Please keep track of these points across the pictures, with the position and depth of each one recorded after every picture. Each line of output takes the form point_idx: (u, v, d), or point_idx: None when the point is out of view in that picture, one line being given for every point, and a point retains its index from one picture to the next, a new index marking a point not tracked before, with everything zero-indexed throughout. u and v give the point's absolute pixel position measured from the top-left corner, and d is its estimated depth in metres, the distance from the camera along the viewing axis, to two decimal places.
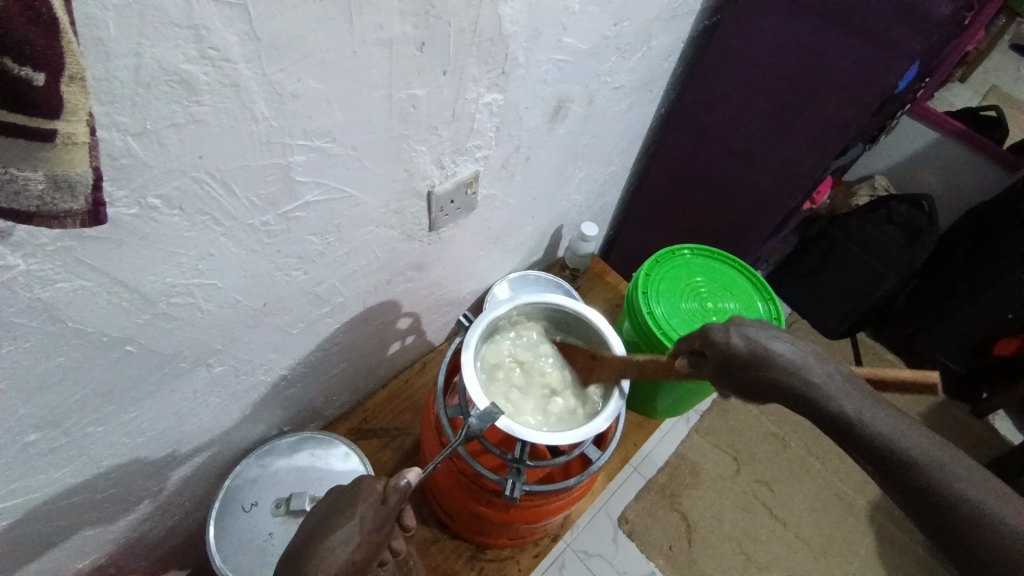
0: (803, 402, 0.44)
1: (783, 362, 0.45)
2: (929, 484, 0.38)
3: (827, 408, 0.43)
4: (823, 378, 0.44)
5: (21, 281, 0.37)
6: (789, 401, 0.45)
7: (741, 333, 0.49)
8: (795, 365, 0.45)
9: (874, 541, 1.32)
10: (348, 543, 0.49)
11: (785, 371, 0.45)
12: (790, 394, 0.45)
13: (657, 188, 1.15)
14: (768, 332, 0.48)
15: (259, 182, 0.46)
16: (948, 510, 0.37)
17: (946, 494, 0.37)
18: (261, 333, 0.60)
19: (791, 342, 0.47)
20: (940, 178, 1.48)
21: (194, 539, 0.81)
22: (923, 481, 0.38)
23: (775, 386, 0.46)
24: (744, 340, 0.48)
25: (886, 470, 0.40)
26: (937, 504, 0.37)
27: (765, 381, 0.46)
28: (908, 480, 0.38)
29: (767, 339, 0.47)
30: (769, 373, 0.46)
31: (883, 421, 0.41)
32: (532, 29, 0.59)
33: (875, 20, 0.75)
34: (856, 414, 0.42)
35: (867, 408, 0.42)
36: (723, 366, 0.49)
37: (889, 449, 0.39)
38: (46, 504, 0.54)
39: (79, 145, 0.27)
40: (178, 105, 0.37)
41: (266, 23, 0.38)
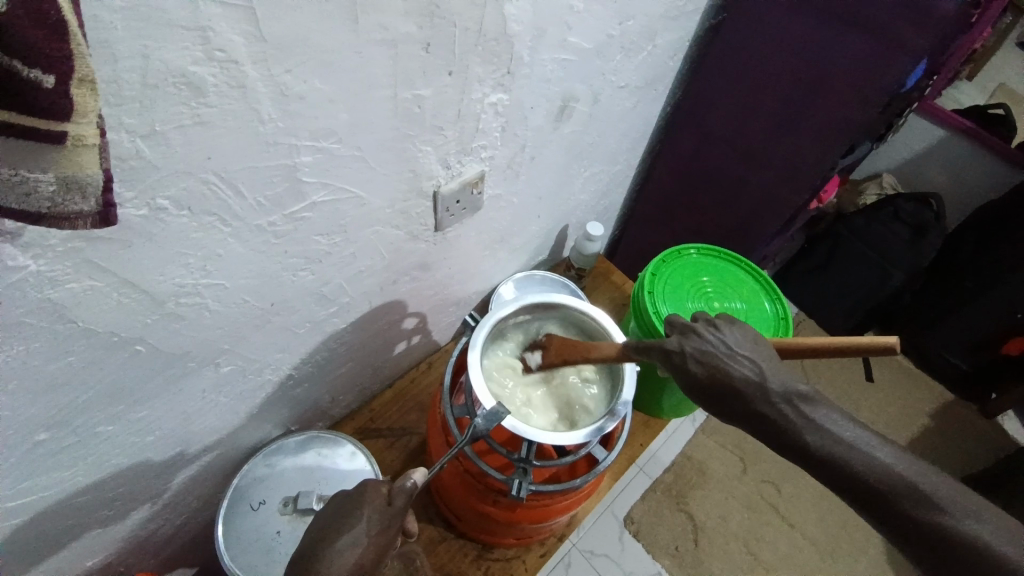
0: (777, 431, 0.49)
1: (749, 392, 0.50)
2: (900, 504, 0.45)
3: (800, 440, 0.48)
4: (787, 405, 0.49)
5: (32, 281, 0.38)
6: (769, 433, 0.49)
7: (698, 357, 0.52)
8: (761, 394, 0.49)
9: (882, 542, 1.31)
10: (355, 548, 0.49)
11: (754, 399, 0.50)
12: (764, 423, 0.49)
13: (662, 187, 1.15)
14: (725, 354, 0.52)
15: (266, 182, 0.47)
16: (923, 524, 0.44)
17: (916, 512, 0.44)
18: (267, 333, 0.60)
19: (751, 363, 0.51)
20: (948, 176, 1.47)
21: (203, 538, 0.81)
22: (893, 502, 0.45)
23: (752, 416, 0.50)
24: (704, 368, 0.52)
25: (863, 497, 0.46)
26: (909, 521, 0.45)
27: (736, 408, 0.51)
28: (882, 501, 0.45)
29: (730, 365, 0.51)
30: (741, 403, 0.50)
31: (854, 446, 0.47)
32: (537, 28, 0.59)
33: (878, 17, 0.75)
34: (828, 445, 0.47)
35: (839, 439, 0.47)
36: (692, 390, 0.52)
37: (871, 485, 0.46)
38: (55, 502, 0.55)
39: (88, 146, 0.27)
40: (185, 106, 0.37)
41: (272, 24, 0.38)
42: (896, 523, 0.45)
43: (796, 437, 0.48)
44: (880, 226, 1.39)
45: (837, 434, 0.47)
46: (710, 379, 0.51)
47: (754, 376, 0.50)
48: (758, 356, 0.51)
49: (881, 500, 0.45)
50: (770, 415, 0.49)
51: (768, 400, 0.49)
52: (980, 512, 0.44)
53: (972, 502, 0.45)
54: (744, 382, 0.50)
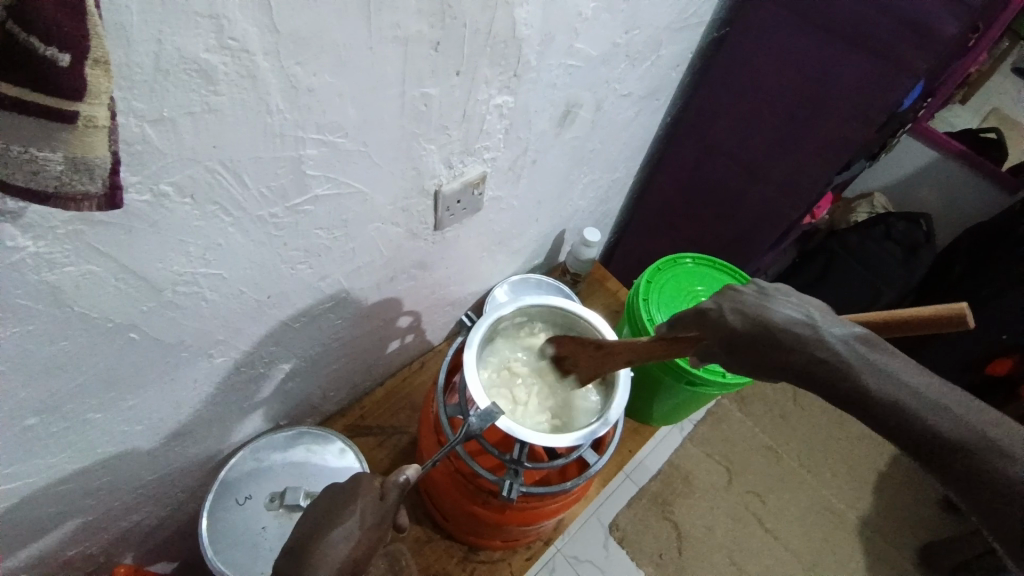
0: (822, 375, 0.42)
1: (793, 334, 0.44)
2: (964, 452, 0.36)
3: (849, 381, 0.41)
4: (839, 344, 0.42)
5: (29, 263, 0.37)
6: (816, 380, 0.42)
7: (737, 308, 0.48)
8: (812, 336, 0.43)
9: (863, 556, 1.33)
10: (348, 541, 0.49)
11: (800, 342, 0.43)
12: (804, 364, 0.43)
13: (659, 196, 1.16)
14: (764, 300, 0.47)
15: (270, 174, 0.47)
16: (1003, 481, 0.34)
17: (992, 464, 0.35)
18: (263, 325, 0.60)
19: (799, 307, 0.45)
20: (939, 197, 1.50)
21: (186, 530, 0.80)
22: (962, 451, 0.36)
23: (795, 362, 0.43)
24: (740, 317, 0.47)
25: (918, 444, 0.37)
26: (982, 476, 0.35)
27: (774, 351, 0.45)
28: (938, 449, 0.37)
29: (769, 310, 0.46)
30: (776, 346, 0.45)
31: (916, 390, 0.39)
32: (546, 34, 0.59)
33: (879, 37, 0.76)
34: (884, 386, 0.40)
35: (893, 380, 0.40)
36: (729, 344, 0.48)
37: (923, 426, 0.37)
38: (39, 489, 0.54)
39: (99, 128, 0.26)
40: (196, 94, 0.37)
41: (286, 17, 0.38)
42: (958, 477, 0.36)
43: (849, 381, 0.41)
44: (873, 243, 1.41)
45: (896, 376, 0.40)
46: (750, 325, 0.46)
47: (798, 318, 0.44)
48: (806, 304, 0.46)
49: (938, 444, 0.37)
50: (812, 355, 0.43)
51: (815, 340, 0.43)
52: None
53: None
54: (789, 325, 0.44)
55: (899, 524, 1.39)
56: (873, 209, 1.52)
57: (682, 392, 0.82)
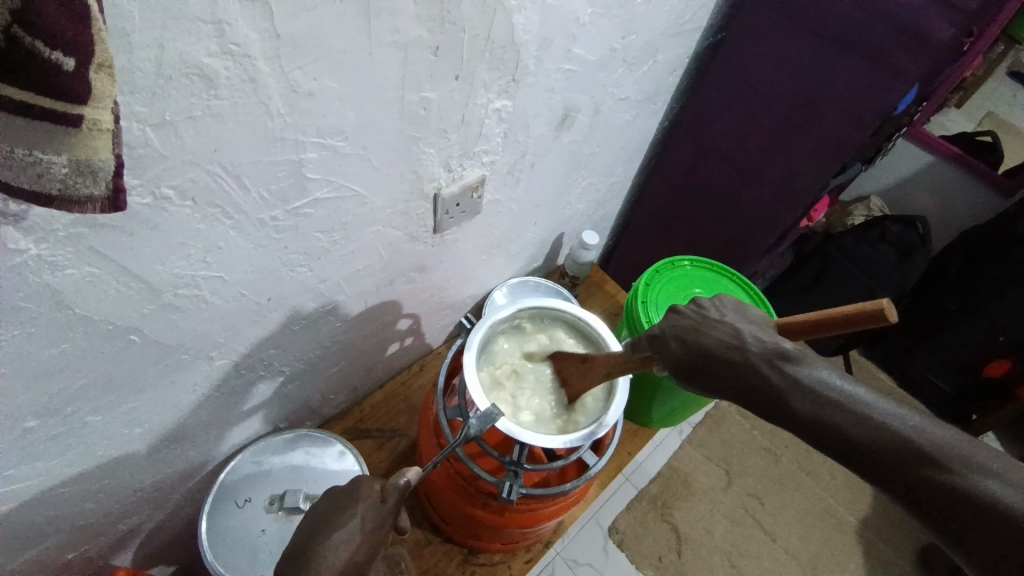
0: (759, 396, 0.46)
1: (727, 357, 0.48)
2: (895, 463, 0.40)
3: (784, 403, 0.45)
4: (767, 363, 0.46)
5: (31, 266, 0.38)
6: (755, 402, 0.47)
7: (677, 333, 0.52)
8: (744, 356, 0.47)
9: (862, 558, 1.33)
10: (349, 545, 0.49)
11: (735, 364, 0.47)
12: (747, 390, 0.47)
13: (657, 200, 1.17)
14: (698, 324, 0.51)
15: (271, 177, 0.47)
16: (934, 487, 0.39)
17: (921, 472, 0.39)
18: (262, 328, 0.60)
19: (729, 326, 0.49)
20: (935, 200, 1.51)
21: (185, 534, 0.80)
22: (894, 464, 0.40)
23: (736, 384, 0.47)
24: (682, 345, 0.51)
25: (855, 458, 0.42)
26: (914, 484, 0.40)
27: (718, 376, 0.48)
28: (873, 462, 0.41)
29: (705, 333, 0.50)
30: (717, 369, 0.49)
31: (845, 405, 0.43)
32: (544, 38, 0.60)
33: (873, 42, 0.77)
34: (820, 406, 0.43)
35: (823, 397, 0.44)
36: (675, 369, 0.51)
37: (855, 442, 0.42)
38: (39, 493, 0.54)
39: (103, 131, 0.27)
40: (197, 98, 0.38)
41: (287, 22, 0.38)
42: (896, 485, 0.41)
43: (783, 403, 0.45)
44: (868, 246, 1.41)
45: (822, 394, 0.44)
46: (689, 351, 0.50)
47: (732, 340, 0.48)
48: (736, 321, 0.50)
49: (872, 458, 0.41)
50: (749, 379, 0.47)
51: (751, 365, 0.47)
52: (1000, 470, 0.39)
53: (989, 460, 0.39)
54: (722, 348, 0.48)
55: (898, 526, 1.39)
56: (870, 212, 1.52)
57: (680, 394, 0.82)
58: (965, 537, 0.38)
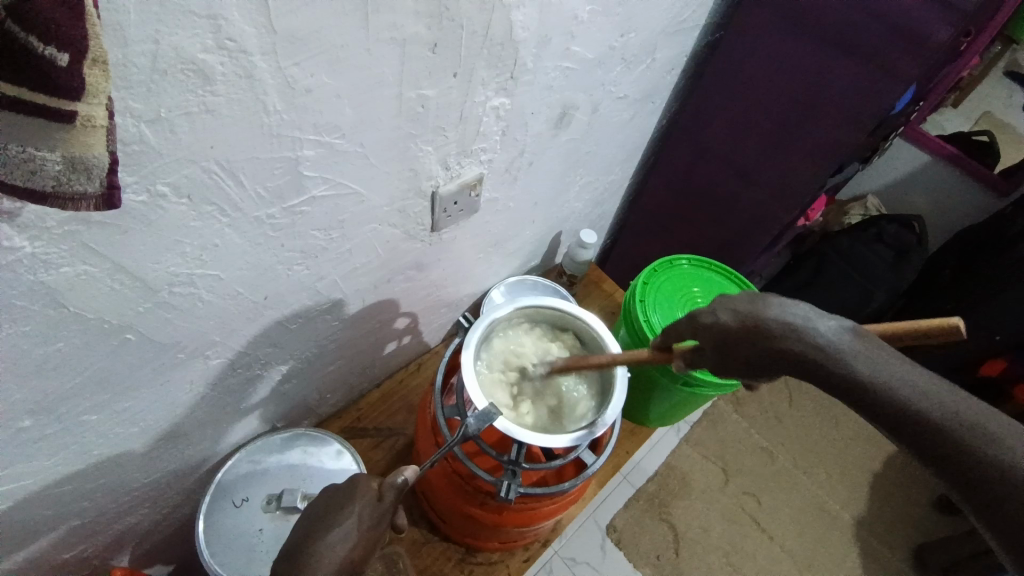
0: (825, 376, 0.40)
1: (787, 328, 0.41)
2: (990, 472, 0.35)
3: (856, 385, 0.39)
4: (835, 338, 0.40)
5: (25, 263, 0.37)
6: (818, 382, 0.40)
7: (728, 309, 0.45)
8: (808, 333, 0.40)
9: (859, 556, 1.33)
10: (346, 542, 0.49)
11: (797, 341, 0.41)
12: (805, 370, 0.40)
13: (654, 199, 1.17)
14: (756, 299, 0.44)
15: (267, 174, 0.47)
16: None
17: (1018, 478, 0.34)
18: (258, 327, 0.60)
19: (788, 303, 0.43)
20: (930, 200, 1.52)
21: (181, 533, 0.80)
22: (983, 463, 0.35)
23: (795, 363, 0.41)
24: (733, 314, 0.44)
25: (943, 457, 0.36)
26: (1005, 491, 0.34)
27: (766, 350, 0.42)
28: (962, 464, 0.35)
29: (758, 307, 0.43)
30: (773, 347, 0.41)
31: (930, 397, 0.37)
32: (542, 36, 0.60)
33: (870, 42, 0.77)
34: (895, 390, 0.38)
35: (902, 383, 0.38)
36: (721, 346, 0.45)
37: (940, 436, 0.36)
38: (32, 492, 0.53)
39: (97, 127, 0.26)
40: (192, 94, 0.37)
41: (285, 17, 0.38)
42: (991, 498, 0.34)
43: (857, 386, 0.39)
44: (863, 246, 1.41)
45: (905, 379, 0.38)
46: (743, 326, 0.43)
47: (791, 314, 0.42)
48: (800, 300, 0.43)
49: (959, 459, 0.35)
50: (816, 358, 0.40)
51: (813, 340, 0.40)
52: None
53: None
54: (785, 325, 0.41)
55: (893, 524, 1.40)
56: (867, 211, 1.53)
57: (678, 394, 0.83)
58: None
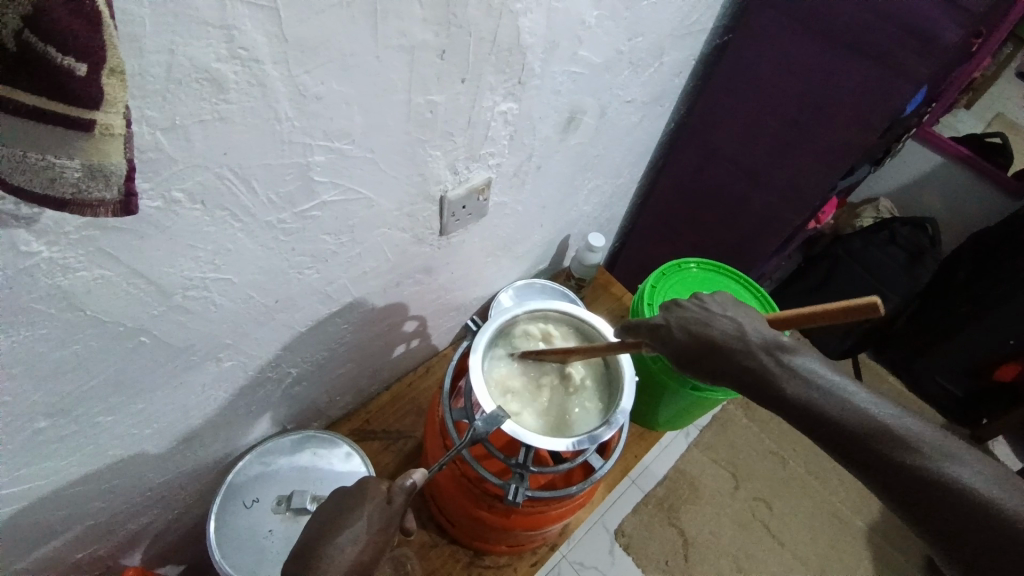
0: (753, 380, 0.49)
1: (725, 340, 0.51)
2: (876, 448, 0.43)
3: (774, 387, 0.48)
4: (766, 354, 0.49)
5: (43, 267, 0.38)
6: (749, 387, 0.49)
7: (683, 325, 0.53)
8: (743, 343, 0.50)
9: (871, 563, 1.32)
10: (356, 544, 0.50)
11: (732, 351, 0.50)
12: (740, 375, 0.50)
13: (662, 202, 1.17)
14: (705, 315, 0.53)
15: (279, 179, 0.47)
16: (911, 471, 0.42)
17: (901, 459, 0.42)
18: (270, 330, 0.60)
19: (727, 316, 0.52)
20: (943, 202, 1.50)
21: (193, 534, 0.81)
22: (878, 448, 0.43)
23: (730, 370, 0.50)
24: (686, 333, 0.53)
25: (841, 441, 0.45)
26: (890, 467, 0.42)
27: (720, 364, 0.51)
28: (860, 445, 0.44)
29: (704, 322, 0.52)
30: (717, 357, 0.51)
31: (831, 390, 0.46)
32: (549, 41, 0.60)
33: (879, 43, 0.77)
34: (811, 394, 0.46)
35: (811, 381, 0.47)
36: (676, 357, 0.53)
37: (837, 423, 0.45)
38: (48, 492, 0.54)
39: (115, 136, 0.27)
40: (206, 102, 0.38)
41: (296, 27, 0.39)
42: (880, 471, 0.43)
43: (776, 386, 0.48)
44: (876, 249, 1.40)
45: (813, 378, 0.47)
46: (694, 342, 0.52)
47: (733, 331, 0.51)
48: (738, 314, 0.52)
49: (851, 442, 0.44)
50: (747, 367, 0.49)
51: (751, 352, 0.49)
52: (968, 461, 0.41)
53: (959, 449, 0.42)
54: (725, 339, 0.51)
55: (906, 529, 1.38)
56: (879, 214, 1.51)
57: (686, 397, 0.82)
58: (918, 514, 0.42)
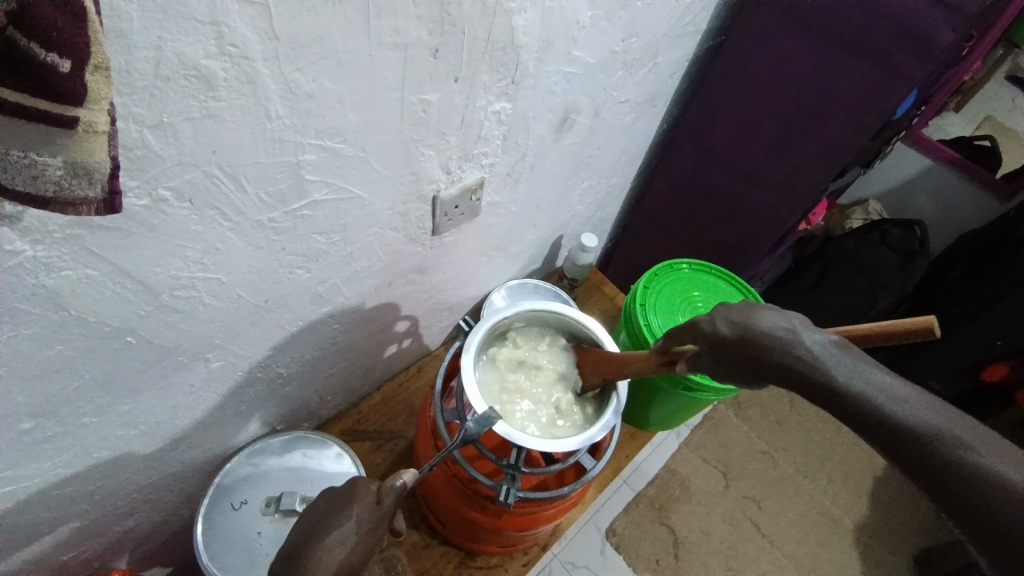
0: (797, 373, 0.44)
1: (769, 331, 0.47)
2: (924, 444, 0.37)
3: (820, 380, 0.43)
4: (815, 347, 0.44)
5: (27, 267, 0.37)
6: (791, 381, 0.44)
7: (727, 318, 0.50)
8: (791, 337, 0.45)
9: (860, 562, 1.33)
10: (345, 545, 0.49)
11: (776, 343, 0.46)
12: (783, 369, 0.45)
13: (656, 202, 1.17)
14: (752, 309, 0.49)
15: (269, 178, 0.47)
16: (956, 468, 0.36)
17: (949, 454, 0.37)
18: (260, 330, 0.60)
19: (778, 313, 0.48)
20: (933, 204, 1.51)
21: (181, 535, 0.80)
22: (925, 445, 0.37)
23: (772, 362, 0.46)
24: (731, 326, 0.49)
25: (885, 436, 0.39)
26: (937, 466, 0.37)
27: (764, 356, 0.46)
28: (905, 440, 0.38)
29: (751, 315, 0.49)
30: (761, 350, 0.47)
31: (882, 385, 0.41)
32: (544, 40, 0.60)
33: (875, 44, 0.77)
34: (859, 389, 0.41)
35: (860, 375, 0.42)
36: (718, 351, 0.50)
37: (883, 417, 0.39)
38: (33, 494, 0.54)
39: (99, 133, 0.27)
40: (195, 99, 0.37)
41: (287, 24, 0.38)
42: (925, 471, 0.37)
43: (822, 379, 0.43)
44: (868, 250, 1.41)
45: (864, 375, 0.42)
46: (738, 334, 0.48)
47: (781, 325, 0.47)
48: (788, 312, 0.48)
49: (897, 435, 0.39)
50: (791, 359, 0.45)
51: (799, 346, 0.45)
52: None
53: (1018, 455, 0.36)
54: (772, 332, 0.47)
55: (895, 528, 1.39)
56: (869, 215, 1.53)
57: (678, 399, 0.83)
58: (966, 521, 0.35)
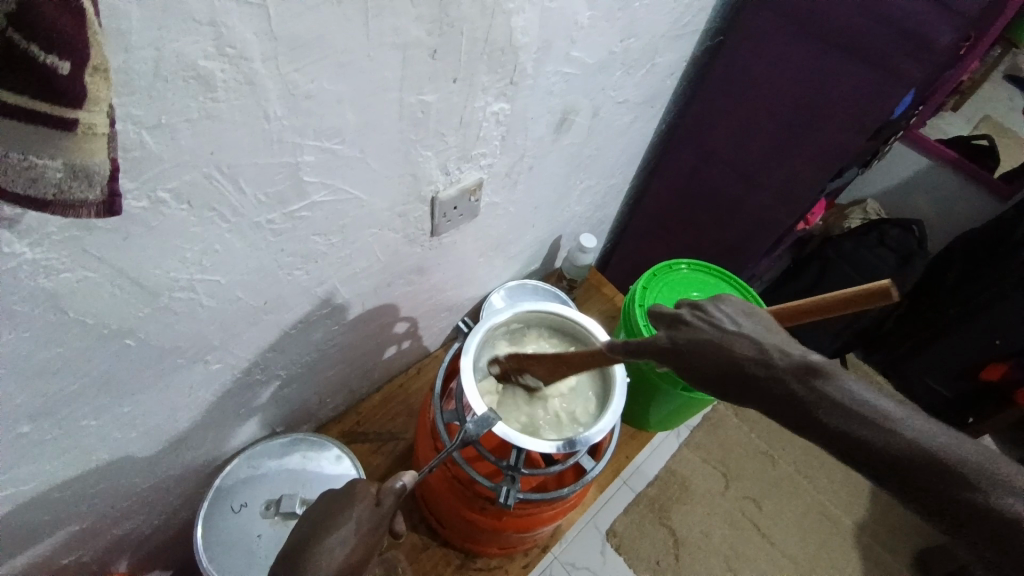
0: (789, 411, 0.42)
1: (746, 364, 0.43)
2: (934, 486, 0.39)
3: (816, 420, 0.41)
4: (797, 381, 0.42)
5: (26, 268, 0.37)
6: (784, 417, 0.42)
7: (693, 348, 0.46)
8: (770, 370, 0.42)
9: (860, 562, 1.33)
10: (345, 546, 0.49)
11: (759, 379, 0.43)
12: (773, 407, 0.42)
13: (655, 203, 1.17)
14: (717, 336, 0.45)
15: (268, 179, 0.47)
16: (968, 507, 0.38)
17: (961, 494, 0.38)
18: (259, 331, 0.60)
19: (747, 337, 0.44)
20: (930, 204, 1.52)
21: (181, 537, 0.80)
22: (934, 486, 0.39)
23: (759, 399, 0.43)
24: (705, 360, 0.45)
25: (894, 477, 0.40)
26: (948, 504, 0.38)
27: (749, 392, 0.43)
28: (916, 479, 0.39)
29: (721, 343, 0.44)
30: (744, 386, 0.43)
31: (880, 422, 0.40)
32: (543, 41, 0.60)
33: (873, 46, 0.77)
34: (860, 430, 0.40)
35: (856, 412, 0.41)
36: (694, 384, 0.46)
37: (890, 461, 0.40)
38: (32, 497, 0.53)
39: (98, 134, 0.27)
40: (194, 101, 0.37)
41: (285, 24, 0.38)
42: (936, 508, 0.39)
43: (818, 420, 0.41)
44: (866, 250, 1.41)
45: (861, 411, 0.41)
46: (712, 370, 0.44)
47: (756, 354, 0.43)
48: (756, 331, 0.45)
49: (906, 477, 0.39)
50: (779, 396, 0.42)
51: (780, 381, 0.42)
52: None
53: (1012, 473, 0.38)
54: (748, 365, 0.43)
55: (894, 528, 1.40)
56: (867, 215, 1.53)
57: (677, 399, 0.83)
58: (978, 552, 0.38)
